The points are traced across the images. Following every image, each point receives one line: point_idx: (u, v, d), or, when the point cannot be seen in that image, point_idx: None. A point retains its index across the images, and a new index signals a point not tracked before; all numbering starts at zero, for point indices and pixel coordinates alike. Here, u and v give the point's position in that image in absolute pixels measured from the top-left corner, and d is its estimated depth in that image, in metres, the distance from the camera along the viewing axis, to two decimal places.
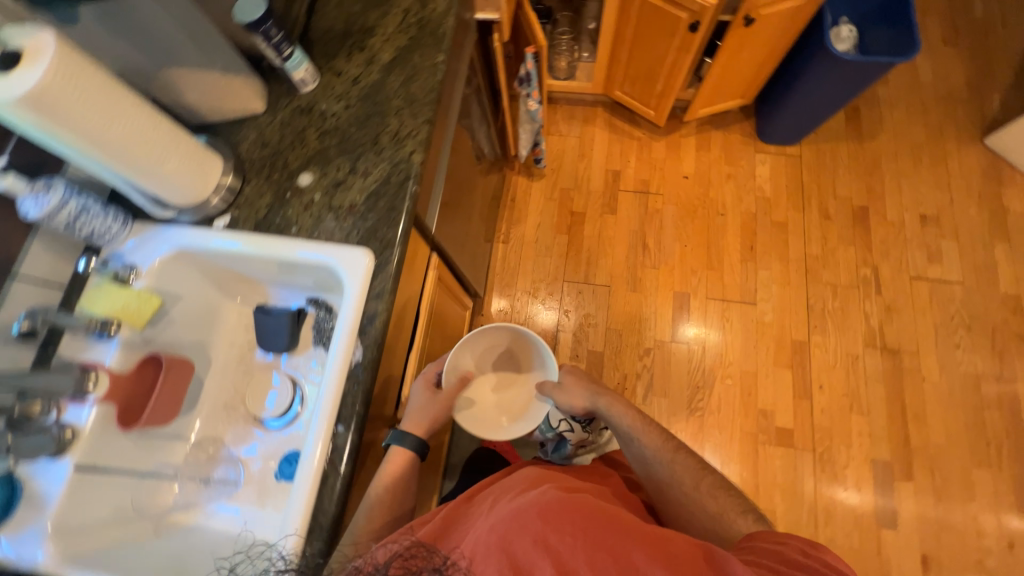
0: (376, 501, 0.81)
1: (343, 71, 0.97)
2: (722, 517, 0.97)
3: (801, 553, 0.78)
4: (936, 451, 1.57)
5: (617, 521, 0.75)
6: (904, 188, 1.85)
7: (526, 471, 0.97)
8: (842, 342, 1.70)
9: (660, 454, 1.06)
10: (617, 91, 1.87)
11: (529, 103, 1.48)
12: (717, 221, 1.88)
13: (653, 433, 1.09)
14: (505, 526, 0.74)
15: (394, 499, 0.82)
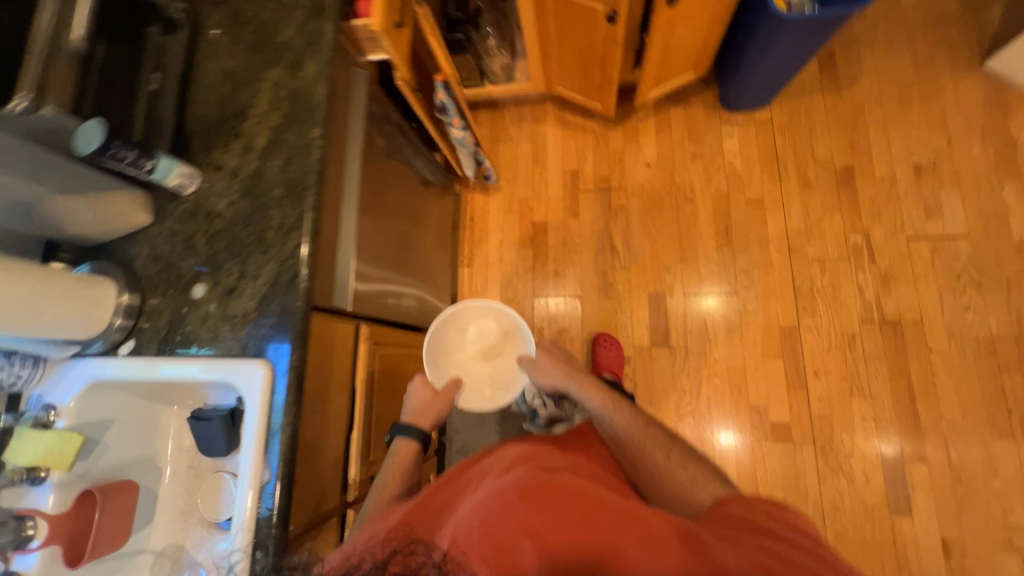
0: (385, 483, 1.00)
1: (222, 164, 0.92)
2: (690, 488, 0.95)
3: (767, 516, 0.76)
4: (949, 427, 1.45)
5: (596, 505, 0.72)
6: (893, 138, 1.66)
7: (511, 448, 0.95)
8: (836, 322, 1.57)
9: (632, 432, 1.03)
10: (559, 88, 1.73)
11: (453, 132, 1.39)
12: (686, 208, 1.75)
13: (623, 411, 1.07)
14: (479, 510, 0.73)
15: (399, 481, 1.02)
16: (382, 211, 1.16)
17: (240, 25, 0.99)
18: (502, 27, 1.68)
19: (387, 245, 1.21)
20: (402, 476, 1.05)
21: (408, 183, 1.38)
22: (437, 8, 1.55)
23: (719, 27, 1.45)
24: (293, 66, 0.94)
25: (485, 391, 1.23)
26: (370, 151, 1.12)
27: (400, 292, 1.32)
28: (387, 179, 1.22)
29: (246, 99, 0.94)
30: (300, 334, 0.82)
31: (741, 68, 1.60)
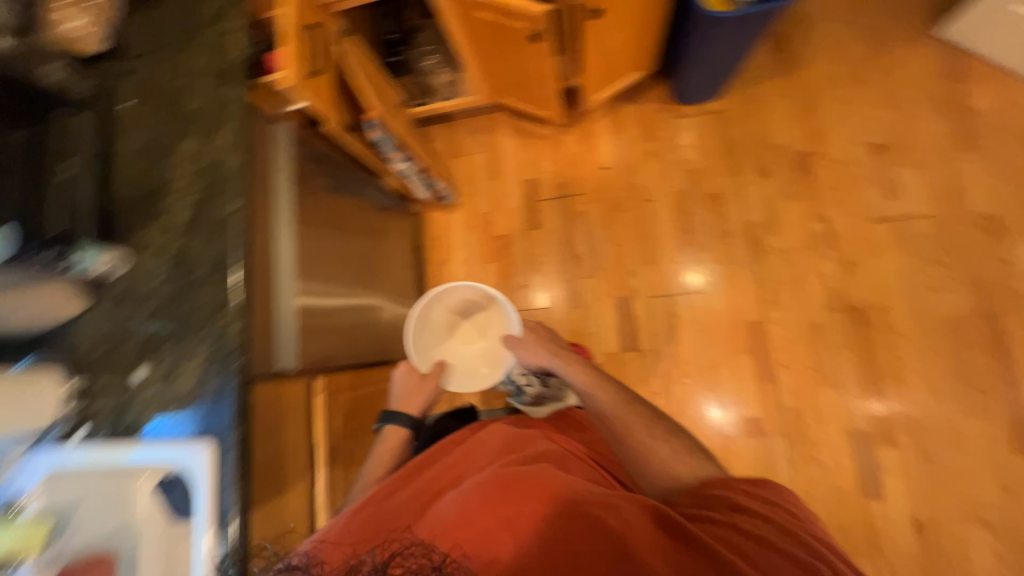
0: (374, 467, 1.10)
1: (148, 243, 0.92)
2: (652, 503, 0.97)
3: (744, 495, 0.79)
4: (915, 408, 1.47)
5: (567, 494, 0.77)
6: (850, 117, 1.62)
7: (494, 434, 1.01)
8: (800, 312, 1.57)
9: (616, 408, 1.05)
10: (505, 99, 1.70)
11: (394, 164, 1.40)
12: (646, 208, 1.73)
13: (606, 388, 1.09)
14: (460, 507, 0.80)
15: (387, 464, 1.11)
16: (327, 258, 1.16)
17: (149, 94, 0.97)
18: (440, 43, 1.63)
19: (340, 287, 1.21)
20: (392, 463, 1.13)
21: (357, 219, 1.37)
22: (368, 32, 1.50)
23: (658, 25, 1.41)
24: (207, 135, 0.93)
25: (478, 368, 1.37)
26: (305, 203, 1.11)
27: (363, 303, 1.33)
28: (332, 224, 1.22)
29: (165, 173, 0.93)
30: (241, 410, 0.84)
31: (685, 64, 1.56)
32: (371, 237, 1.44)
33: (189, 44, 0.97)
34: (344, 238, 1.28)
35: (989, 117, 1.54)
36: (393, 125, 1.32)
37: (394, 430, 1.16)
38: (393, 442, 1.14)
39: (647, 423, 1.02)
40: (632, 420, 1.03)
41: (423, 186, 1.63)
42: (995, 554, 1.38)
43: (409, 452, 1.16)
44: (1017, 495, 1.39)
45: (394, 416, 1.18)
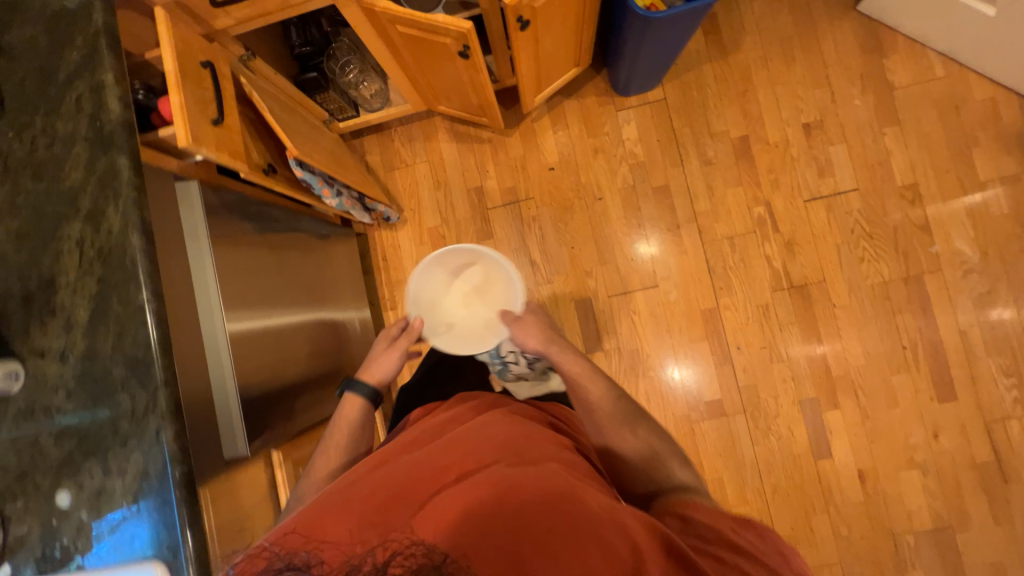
0: (331, 445, 0.98)
1: (45, 350, 0.80)
2: None
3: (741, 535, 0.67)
4: (855, 374, 1.59)
5: (574, 504, 0.64)
6: (782, 99, 1.65)
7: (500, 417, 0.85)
8: (750, 296, 1.64)
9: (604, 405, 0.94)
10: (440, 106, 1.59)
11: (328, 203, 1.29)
12: (597, 207, 1.71)
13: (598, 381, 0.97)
14: (440, 499, 0.65)
15: (347, 442, 0.98)
16: (269, 320, 1.07)
17: (12, 171, 0.81)
18: (360, 50, 1.48)
19: (291, 344, 1.12)
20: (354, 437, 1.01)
21: (300, 257, 1.26)
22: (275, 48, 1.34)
23: (589, 23, 1.34)
24: (93, 219, 0.79)
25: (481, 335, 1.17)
26: (236, 265, 0.99)
27: (320, 351, 1.26)
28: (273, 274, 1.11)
29: (50, 268, 0.80)
30: (191, 526, 0.77)
31: (620, 61, 1.52)
32: (319, 275, 1.35)
33: (49, 108, 0.81)
34: (291, 284, 1.18)
35: (908, 88, 1.61)
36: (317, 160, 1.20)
37: (356, 402, 1.03)
38: (354, 416, 1.02)
39: (632, 421, 0.92)
40: (619, 413, 0.93)
41: (362, 212, 1.50)
42: (926, 491, 1.56)
43: (370, 424, 1.04)
44: (944, 439, 1.55)
45: (360, 386, 1.05)
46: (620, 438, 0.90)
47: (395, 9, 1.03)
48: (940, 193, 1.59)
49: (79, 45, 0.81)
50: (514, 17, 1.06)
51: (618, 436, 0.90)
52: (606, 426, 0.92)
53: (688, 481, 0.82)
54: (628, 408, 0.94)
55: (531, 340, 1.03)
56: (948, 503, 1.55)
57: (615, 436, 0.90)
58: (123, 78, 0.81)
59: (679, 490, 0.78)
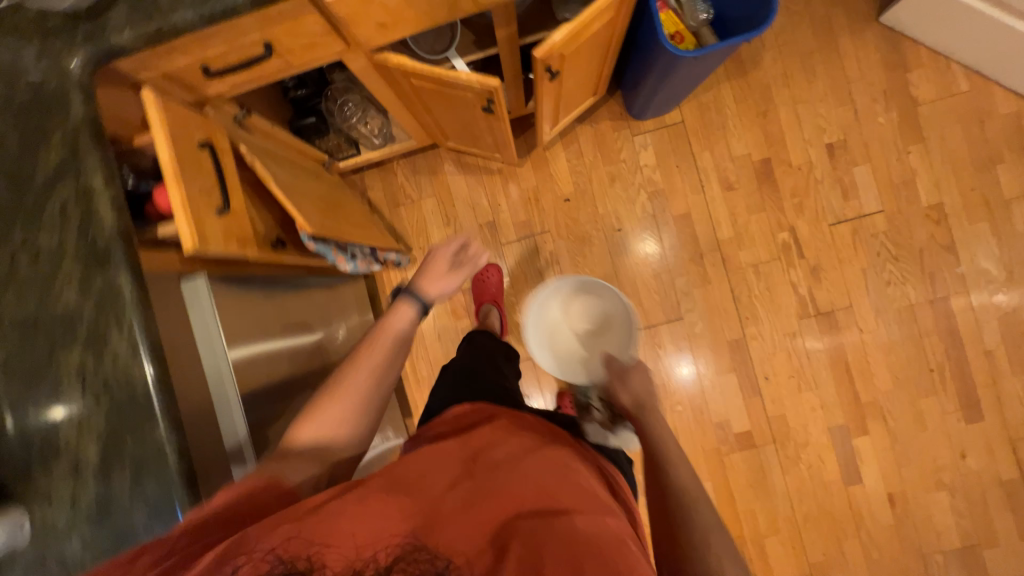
0: (379, 335, 0.88)
1: (50, 495, 0.70)
2: None
3: None
4: (883, 399, 1.58)
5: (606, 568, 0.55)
6: (804, 118, 1.58)
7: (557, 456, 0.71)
8: (777, 324, 1.60)
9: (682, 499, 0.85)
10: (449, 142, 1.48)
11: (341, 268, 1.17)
12: (616, 238, 1.64)
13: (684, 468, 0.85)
14: (445, 513, 0.59)
15: (393, 337, 0.88)
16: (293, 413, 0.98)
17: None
18: (358, 87, 1.36)
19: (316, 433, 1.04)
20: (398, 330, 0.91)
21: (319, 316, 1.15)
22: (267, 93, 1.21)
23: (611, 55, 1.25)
24: (95, 344, 0.70)
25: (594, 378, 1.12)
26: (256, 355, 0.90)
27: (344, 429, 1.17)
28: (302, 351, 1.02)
29: (49, 402, 0.70)
30: None
31: (640, 89, 1.43)
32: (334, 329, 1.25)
33: (30, 218, 0.70)
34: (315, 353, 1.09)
35: (932, 103, 1.55)
36: (330, 225, 1.09)
37: (409, 314, 0.94)
38: (404, 333, 0.91)
39: (710, 528, 0.73)
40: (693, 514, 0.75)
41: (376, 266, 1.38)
42: (954, 511, 1.57)
43: (415, 325, 0.95)
44: (971, 459, 1.56)
45: (416, 297, 0.98)
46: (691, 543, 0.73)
47: (414, 65, 0.93)
48: (965, 211, 1.55)
49: (56, 142, 0.70)
50: (543, 67, 0.97)
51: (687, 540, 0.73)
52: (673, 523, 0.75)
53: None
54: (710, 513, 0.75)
55: (630, 392, 0.92)
56: (975, 521, 1.56)
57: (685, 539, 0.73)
58: (115, 179, 0.71)
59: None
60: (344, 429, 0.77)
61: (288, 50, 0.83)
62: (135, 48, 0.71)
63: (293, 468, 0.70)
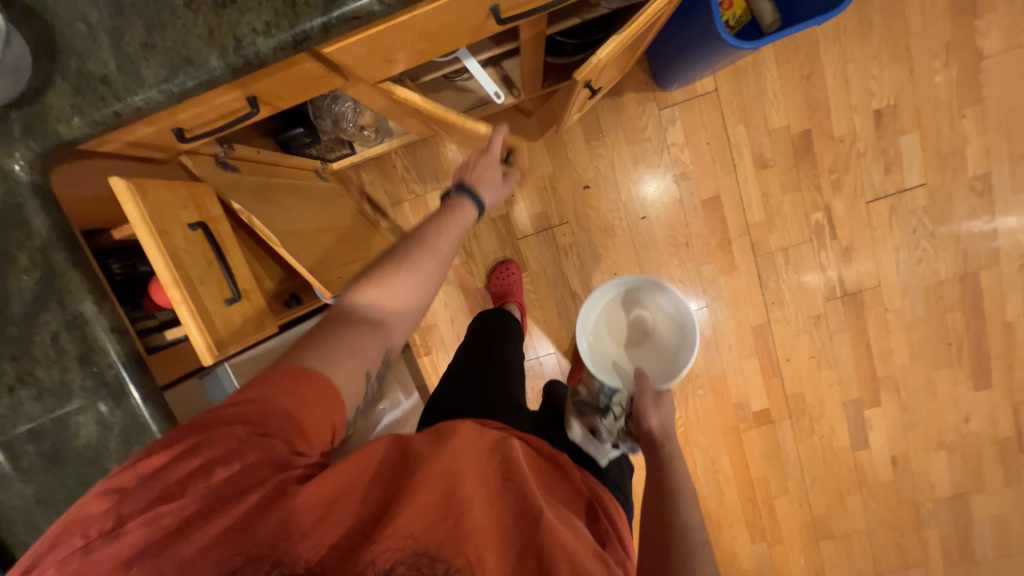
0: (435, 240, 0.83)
1: None
2: None
3: None
4: (899, 373, 1.62)
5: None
6: (853, 81, 1.40)
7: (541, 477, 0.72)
8: (802, 308, 1.57)
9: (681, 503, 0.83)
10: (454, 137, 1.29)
11: None
12: (641, 227, 1.53)
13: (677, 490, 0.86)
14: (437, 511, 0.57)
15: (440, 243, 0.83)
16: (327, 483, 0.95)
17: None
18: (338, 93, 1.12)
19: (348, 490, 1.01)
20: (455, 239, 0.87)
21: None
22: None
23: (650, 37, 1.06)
24: None
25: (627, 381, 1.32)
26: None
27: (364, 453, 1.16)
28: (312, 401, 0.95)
29: None
30: None
31: (679, 61, 1.23)
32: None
33: (15, 356, 0.61)
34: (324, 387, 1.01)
35: (998, 57, 1.37)
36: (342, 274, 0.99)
37: (468, 217, 0.88)
38: (462, 226, 0.87)
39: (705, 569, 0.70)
40: (696, 548, 0.73)
41: None
42: (951, 467, 1.69)
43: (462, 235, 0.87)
44: (974, 422, 1.65)
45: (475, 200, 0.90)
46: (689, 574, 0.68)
47: (423, 98, 0.77)
48: (1012, 181, 1.46)
49: (24, 265, 0.60)
50: (583, 81, 0.83)
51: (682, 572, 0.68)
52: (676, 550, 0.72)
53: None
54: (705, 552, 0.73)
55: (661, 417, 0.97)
56: (968, 474, 1.69)
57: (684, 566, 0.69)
58: (105, 299, 0.62)
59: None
60: (402, 308, 0.78)
61: (277, 97, 0.67)
62: (89, 137, 0.56)
63: (350, 338, 0.73)
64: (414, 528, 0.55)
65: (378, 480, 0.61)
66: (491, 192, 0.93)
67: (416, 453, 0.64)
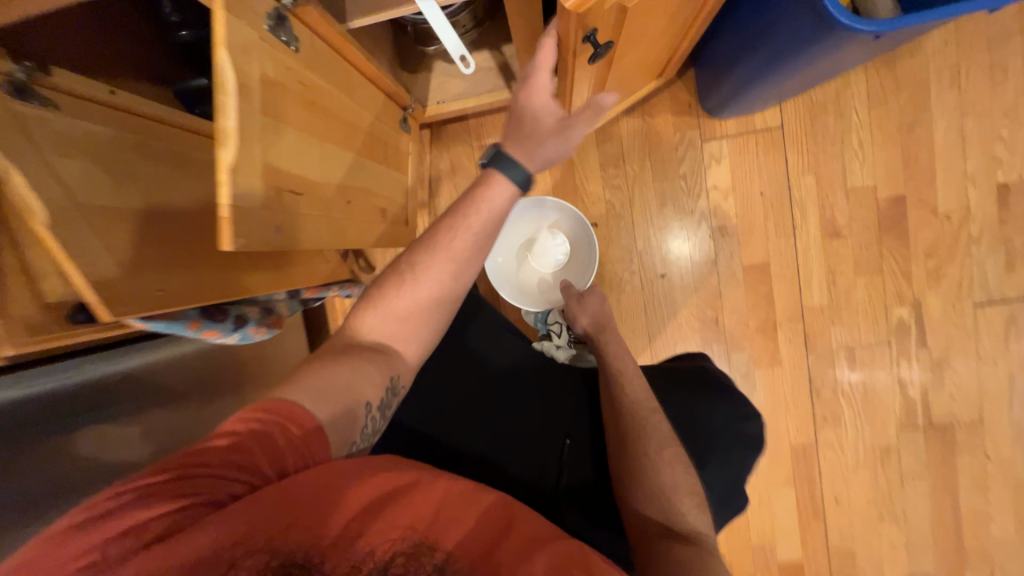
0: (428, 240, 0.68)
1: None
2: None
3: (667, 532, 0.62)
4: (998, 552, 1.14)
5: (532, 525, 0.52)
6: (972, 140, 1.03)
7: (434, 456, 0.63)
8: (866, 432, 1.14)
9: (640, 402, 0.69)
10: (396, 124, 0.92)
11: (254, 331, 0.75)
12: (657, 288, 1.15)
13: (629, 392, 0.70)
14: (403, 504, 0.51)
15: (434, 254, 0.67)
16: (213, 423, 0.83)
17: None
18: None
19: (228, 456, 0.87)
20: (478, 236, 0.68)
21: (206, 369, 0.84)
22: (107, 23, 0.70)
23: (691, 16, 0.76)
24: None
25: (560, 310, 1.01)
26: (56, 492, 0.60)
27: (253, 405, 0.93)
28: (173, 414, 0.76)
29: None
30: None
31: (733, 73, 0.92)
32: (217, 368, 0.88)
33: None
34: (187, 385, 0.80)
35: None
36: (166, 284, 0.63)
37: (503, 201, 0.67)
38: (478, 246, 0.67)
39: (661, 440, 0.66)
40: (653, 423, 0.68)
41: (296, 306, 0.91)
42: None
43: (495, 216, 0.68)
44: None
45: (517, 174, 0.67)
46: (645, 455, 0.65)
47: (226, 42, 0.45)
48: None
49: None
50: (579, 33, 0.56)
51: (639, 462, 0.65)
52: (631, 438, 0.66)
53: (701, 531, 0.62)
54: (663, 426, 0.68)
55: (591, 313, 0.84)
56: None
57: (639, 452, 0.65)
58: None
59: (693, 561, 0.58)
60: (406, 338, 0.67)
61: None
62: None
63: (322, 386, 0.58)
64: (402, 524, 0.50)
65: (321, 502, 0.50)
66: (534, 160, 0.68)
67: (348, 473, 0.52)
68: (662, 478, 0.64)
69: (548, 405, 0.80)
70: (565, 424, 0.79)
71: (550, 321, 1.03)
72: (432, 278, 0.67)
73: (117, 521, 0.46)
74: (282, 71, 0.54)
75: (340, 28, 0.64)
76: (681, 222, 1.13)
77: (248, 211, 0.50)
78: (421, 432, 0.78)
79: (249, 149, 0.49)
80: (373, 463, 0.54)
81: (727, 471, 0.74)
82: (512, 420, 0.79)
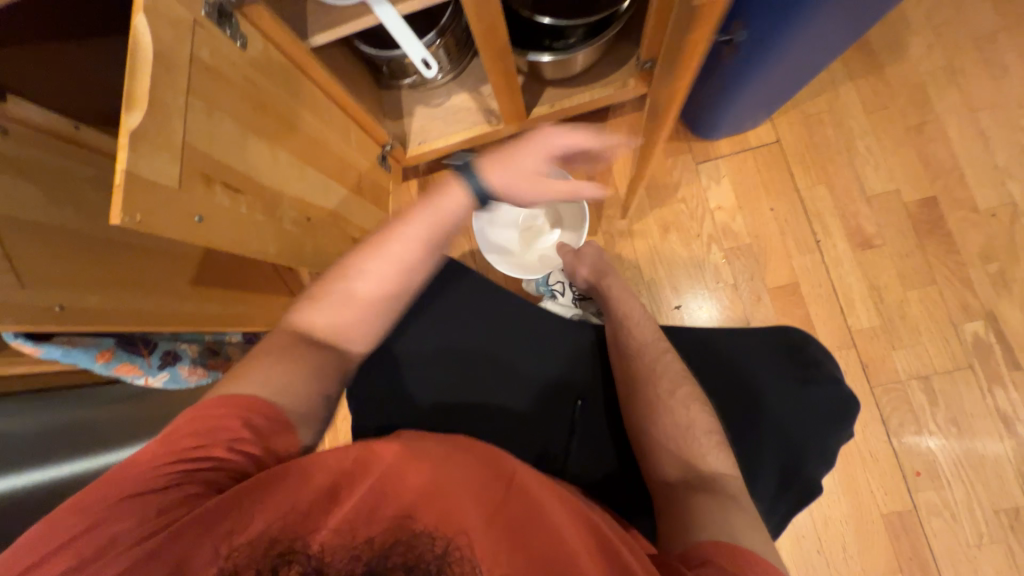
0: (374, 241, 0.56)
1: None
2: None
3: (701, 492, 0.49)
4: None
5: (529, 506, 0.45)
6: (994, 135, 0.95)
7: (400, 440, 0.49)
8: (980, 491, 0.87)
9: (650, 342, 0.60)
10: (373, 159, 0.89)
11: (189, 371, 0.67)
12: (672, 320, 1.01)
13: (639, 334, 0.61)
14: (398, 496, 0.44)
15: (378, 256, 0.55)
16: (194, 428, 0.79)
17: None
18: None
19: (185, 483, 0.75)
20: (429, 240, 0.56)
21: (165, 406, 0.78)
22: None
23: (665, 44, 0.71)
24: None
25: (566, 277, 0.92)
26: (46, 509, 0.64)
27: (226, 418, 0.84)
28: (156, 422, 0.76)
29: None
30: None
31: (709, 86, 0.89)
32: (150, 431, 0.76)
33: None
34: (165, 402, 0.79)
35: None
36: (76, 302, 0.53)
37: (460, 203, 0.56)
38: (427, 239, 0.56)
39: (672, 378, 0.57)
40: (663, 363, 0.58)
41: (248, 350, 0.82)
42: None
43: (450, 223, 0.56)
44: None
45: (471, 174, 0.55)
46: (656, 398, 0.55)
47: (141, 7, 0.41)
48: None
49: None
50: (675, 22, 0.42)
51: (647, 403, 0.55)
52: (640, 377, 0.56)
53: (726, 475, 0.50)
54: (675, 363, 0.58)
55: (592, 262, 0.77)
56: None
57: (649, 392, 0.55)
58: None
59: (713, 517, 0.46)
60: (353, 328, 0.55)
61: None
62: None
63: (270, 374, 0.50)
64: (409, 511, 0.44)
65: (305, 500, 0.43)
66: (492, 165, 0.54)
67: (331, 465, 0.45)
68: (671, 433, 0.53)
69: (557, 360, 0.62)
70: (579, 384, 0.62)
71: (553, 282, 0.87)
72: (377, 276, 0.55)
73: (80, 541, 0.40)
74: (218, 61, 0.51)
75: (299, 44, 0.63)
76: (689, 248, 1.02)
77: (156, 187, 0.43)
78: (395, 405, 0.61)
79: (164, 121, 0.44)
80: (356, 457, 0.46)
81: (782, 439, 0.55)
82: (509, 377, 0.61)
